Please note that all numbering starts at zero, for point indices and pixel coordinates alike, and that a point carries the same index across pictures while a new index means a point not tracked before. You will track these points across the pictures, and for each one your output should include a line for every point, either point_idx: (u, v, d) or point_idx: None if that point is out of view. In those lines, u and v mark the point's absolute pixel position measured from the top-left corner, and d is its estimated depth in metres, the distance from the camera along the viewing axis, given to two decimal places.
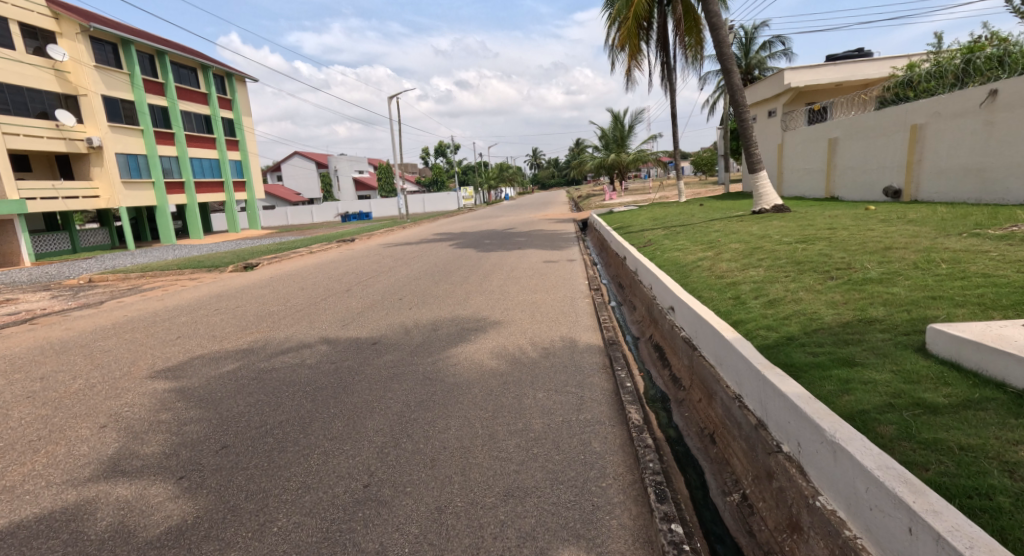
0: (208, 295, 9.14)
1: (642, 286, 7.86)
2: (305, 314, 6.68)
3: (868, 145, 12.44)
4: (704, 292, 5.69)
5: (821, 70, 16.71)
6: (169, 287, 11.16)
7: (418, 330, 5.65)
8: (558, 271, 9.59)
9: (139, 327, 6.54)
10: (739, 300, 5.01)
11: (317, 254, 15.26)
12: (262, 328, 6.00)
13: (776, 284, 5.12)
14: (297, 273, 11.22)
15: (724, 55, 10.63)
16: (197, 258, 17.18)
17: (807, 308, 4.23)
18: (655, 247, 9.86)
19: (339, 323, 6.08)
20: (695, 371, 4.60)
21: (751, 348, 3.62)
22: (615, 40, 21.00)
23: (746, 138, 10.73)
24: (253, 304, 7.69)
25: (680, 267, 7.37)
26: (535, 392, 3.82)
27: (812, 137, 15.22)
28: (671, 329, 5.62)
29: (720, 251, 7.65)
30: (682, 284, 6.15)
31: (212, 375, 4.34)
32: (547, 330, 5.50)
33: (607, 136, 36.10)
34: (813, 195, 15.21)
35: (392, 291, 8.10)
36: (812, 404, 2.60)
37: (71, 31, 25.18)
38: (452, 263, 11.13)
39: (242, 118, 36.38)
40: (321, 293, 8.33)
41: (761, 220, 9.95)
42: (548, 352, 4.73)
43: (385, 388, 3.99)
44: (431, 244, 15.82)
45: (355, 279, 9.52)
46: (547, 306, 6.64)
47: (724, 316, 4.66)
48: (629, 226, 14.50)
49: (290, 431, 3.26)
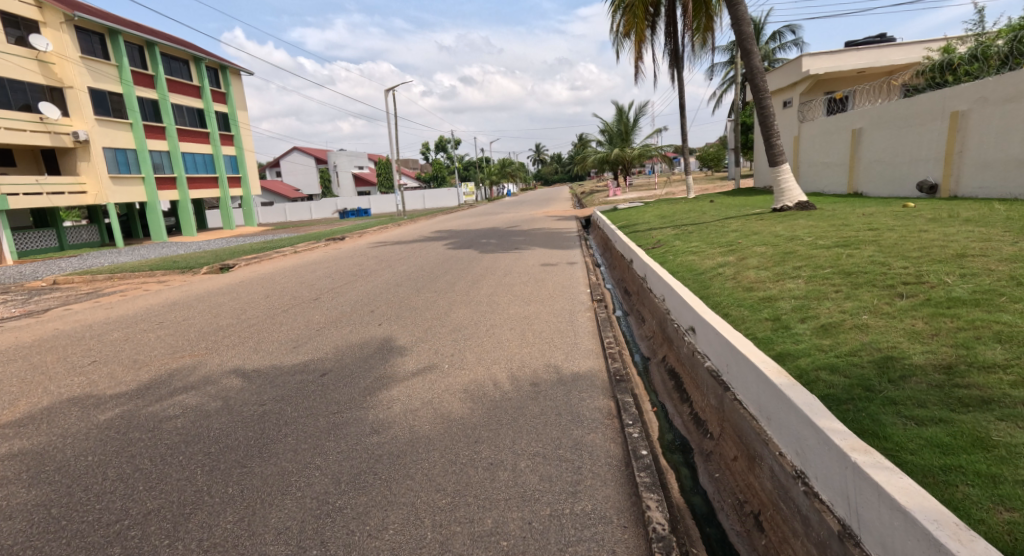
0: (164, 303, 8.10)
1: (652, 296, 6.86)
2: (257, 331, 5.64)
3: (897, 137, 11.35)
4: (731, 310, 4.64)
5: (842, 56, 15.51)
6: (131, 293, 10.11)
7: (382, 356, 4.63)
8: (556, 276, 8.52)
9: (62, 346, 5.52)
10: (780, 323, 3.95)
11: (300, 253, 14.30)
12: (195, 352, 4.93)
13: (826, 302, 4.08)
14: (270, 276, 10.20)
15: (744, 35, 9.52)
16: (174, 258, 16.12)
17: (879, 338, 3.16)
18: (665, 249, 8.81)
19: (291, 345, 5.05)
20: (725, 418, 3.58)
21: (815, 400, 2.59)
22: (620, 28, 19.82)
23: (767, 127, 9.63)
24: (202, 316, 6.64)
25: (696, 275, 6.32)
26: (515, 459, 2.79)
27: (832, 129, 14.16)
28: (691, 355, 4.61)
29: (744, 254, 6.62)
30: (704, 299, 5.09)
31: (95, 428, 3.30)
32: (538, 355, 4.48)
33: (610, 130, 34.93)
34: (833, 190, 14.16)
35: (365, 301, 7.03)
36: (961, 536, 1.56)
37: (55, 20, 24.09)
38: (441, 265, 10.06)
39: (235, 112, 35.31)
40: (285, 302, 7.28)
41: (785, 219, 8.84)
42: (538, 391, 3.70)
43: (316, 449, 2.96)
44: (424, 244, 14.72)
45: (330, 285, 8.47)
46: (539, 322, 5.60)
47: (764, 347, 3.64)
48: (635, 224, 13.51)
49: (154, 536, 2.23)
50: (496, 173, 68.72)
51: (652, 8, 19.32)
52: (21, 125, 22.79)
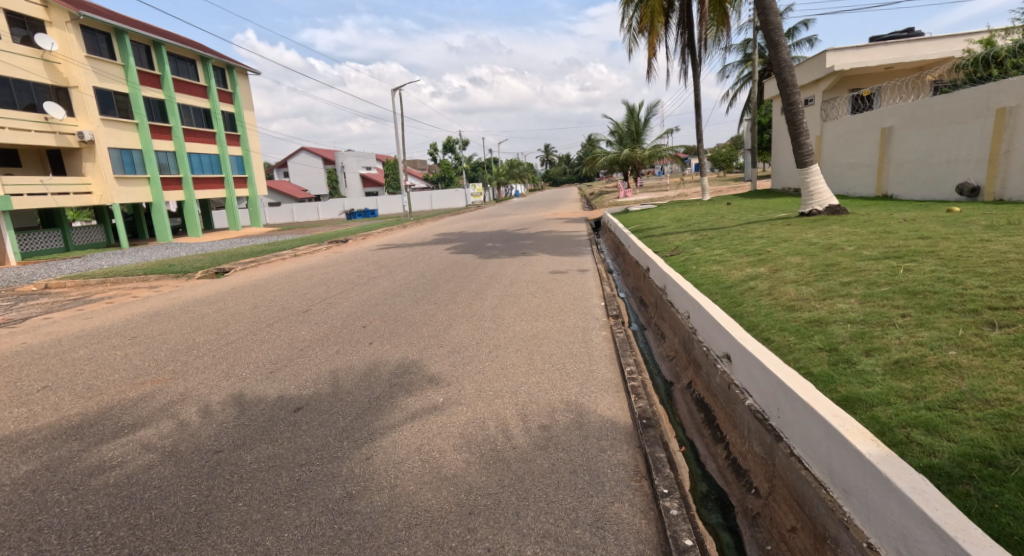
0: (146, 314, 7.55)
1: (673, 310, 6.23)
2: (235, 351, 5.04)
3: (933, 136, 10.64)
4: (773, 334, 3.99)
5: (869, 51, 14.77)
6: (117, 300, 9.58)
7: (366, 386, 4.03)
8: (567, 286, 7.88)
9: (18, 366, 4.94)
10: (839, 356, 3.30)
11: (300, 257, 13.79)
12: (158, 378, 4.32)
13: (891, 328, 3.42)
14: (264, 283, 9.67)
15: (771, 24, 8.83)
16: (171, 261, 15.62)
17: (982, 386, 2.51)
18: (685, 256, 8.16)
19: (269, 369, 4.45)
20: (776, 473, 2.92)
21: (923, 482, 1.95)
22: (633, 23, 19.21)
23: (795, 126, 8.96)
24: (180, 330, 6.06)
25: (724, 288, 5.68)
26: (519, 547, 2.18)
27: (857, 127, 13.45)
28: (725, 388, 3.96)
29: (778, 265, 5.97)
30: (738, 321, 4.43)
31: (5, 486, 2.70)
32: (549, 387, 3.86)
33: (620, 130, 34.24)
34: (858, 191, 13.45)
35: (357, 315, 6.43)
36: None
37: (61, 19, 23.80)
38: (443, 272, 9.48)
39: (242, 112, 34.96)
40: (272, 314, 6.71)
41: (816, 224, 8.16)
42: (549, 439, 3.10)
43: (271, 523, 2.36)
44: (427, 248, 14.12)
45: (323, 295, 7.88)
46: (549, 343, 4.97)
47: (824, 386, 3.00)
48: (648, 228, 12.85)
49: None
50: (505, 174, 68.22)
51: (667, 3, 18.65)
52: (26, 125, 22.50)
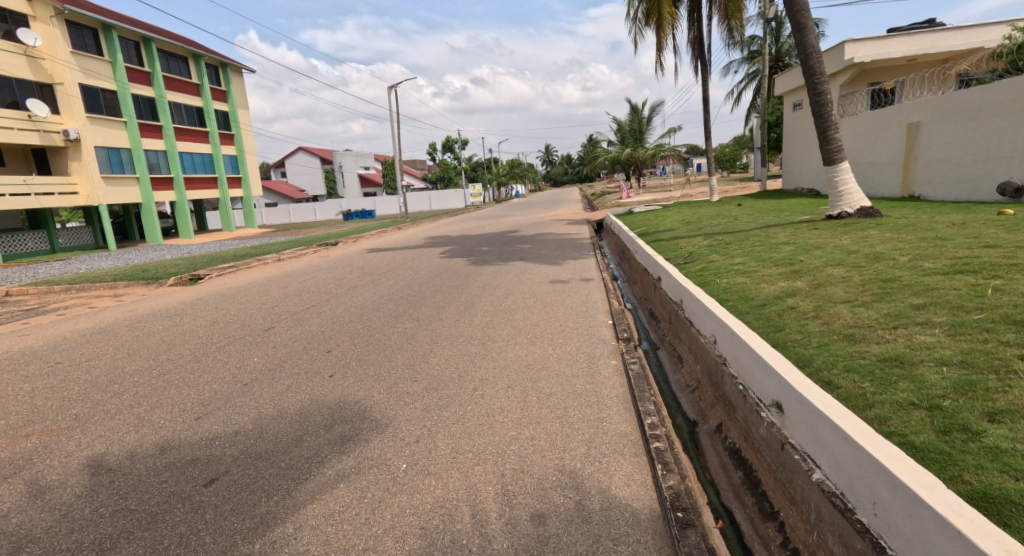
0: (89, 331, 6.59)
1: (693, 332, 5.29)
2: (164, 386, 4.11)
3: (969, 132, 9.77)
4: (837, 378, 3.07)
5: (892, 42, 13.81)
6: (72, 311, 8.65)
7: (308, 443, 3.12)
8: (568, 298, 6.98)
9: None
10: (952, 419, 2.37)
11: (282, 262, 12.87)
12: (51, 428, 3.38)
13: (1017, 385, 2.49)
14: (235, 293, 8.72)
15: (797, 5, 7.91)
16: (146, 265, 14.66)
17: None
18: (701, 264, 7.25)
19: (194, 414, 3.53)
20: None
21: None
22: (640, 14, 18.16)
23: (825, 120, 8.05)
24: (114, 355, 5.13)
25: (755, 307, 4.80)
26: None
27: (878, 124, 12.54)
28: (776, 448, 3.02)
29: (817, 278, 5.09)
30: (787, 357, 3.49)
31: None
32: (549, 450, 2.96)
33: (623, 128, 33.22)
34: (880, 192, 12.56)
35: (323, 336, 5.51)
36: None
37: (44, 13, 22.76)
38: (433, 281, 8.56)
39: (236, 111, 34.00)
40: (228, 334, 5.78)
41: (848, 229, 7.30)
42: (546, 544, 2.21)
43: None
44: (418, 252, 13.17)
45: (293, 309, 6.95)
46: (547, 377, 4.06)
47: (948, 476, 2.07)
48: (655, 230, 11.95)
49: None
50: (505, 174, 67.16)
51: None
52: (7, 123, 21.60)
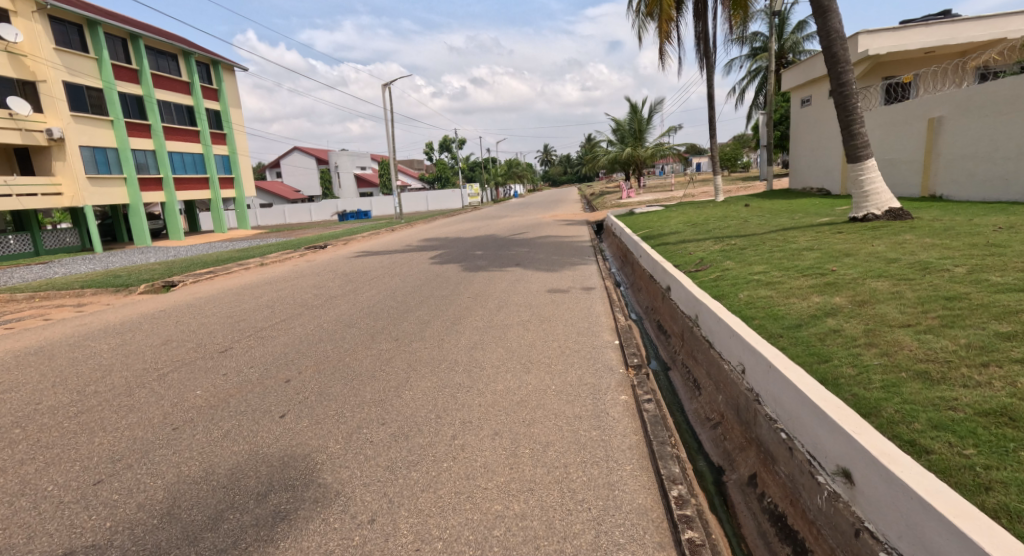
0: (26, 350, 5.82)
1: (714, 355, 4.51)
2: (74, 433, 3.33)
3: (998, 127, 9.02)
4: (924, 439, 2.33)
5: (909, 34, 13.07)
6: (26, 324, 7.88)
7: (228, 526, 2.37)
8: (567, 311, 6.25)
9: None
10: None
11: (264, 267, 12.11)
12: None
13: None
14: (203, 304, 7.96)
15: None
16: (121, 270, 13.89)
17: None
18: (715, 272, 6.52)
19: (95, 476, 2.78)
20: None
21: None
22: (641, 7, 17.32)
23: (852, 113, 7.31)
24: (35, 385, 4.37)
25: (788, 328, 4.07)
26: None
27: (894, 119, 11.83)
28: (844, 533, 2.28)
29: (860, 293, 4.36)
30: (847, 402, 2.73)
31: None
32: (547, 542, 2.21)
33: (623, 128, 32.42)
34: (897, 191, 11.85)
35: (285, 361, 4.75)
36: None
37: (26, 9, 21.84)
38: (419, 290, 7.81)
39: (228, 110, 33.18)
40: (177, 358, 5.02)
41: (879, 232, 6.59)
42: None
43: None
44: (408, 256, 12.38)
45: (260, 325, 6.21)
46: (543, 420, 3.31)
47: None
48: (660, 233, 11.22)
49: None
50: (503, 174, 66.34)
51: None
52: None
